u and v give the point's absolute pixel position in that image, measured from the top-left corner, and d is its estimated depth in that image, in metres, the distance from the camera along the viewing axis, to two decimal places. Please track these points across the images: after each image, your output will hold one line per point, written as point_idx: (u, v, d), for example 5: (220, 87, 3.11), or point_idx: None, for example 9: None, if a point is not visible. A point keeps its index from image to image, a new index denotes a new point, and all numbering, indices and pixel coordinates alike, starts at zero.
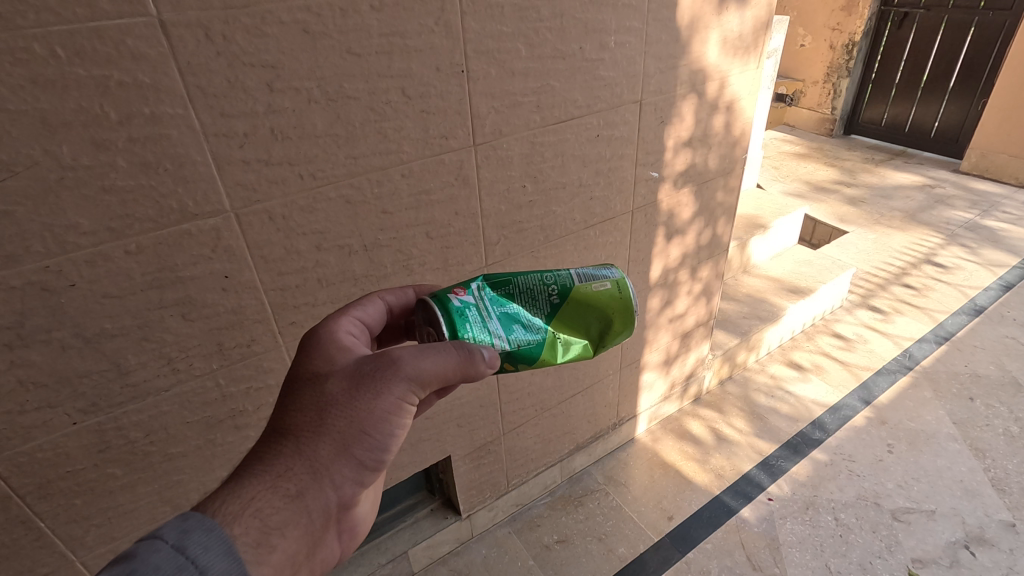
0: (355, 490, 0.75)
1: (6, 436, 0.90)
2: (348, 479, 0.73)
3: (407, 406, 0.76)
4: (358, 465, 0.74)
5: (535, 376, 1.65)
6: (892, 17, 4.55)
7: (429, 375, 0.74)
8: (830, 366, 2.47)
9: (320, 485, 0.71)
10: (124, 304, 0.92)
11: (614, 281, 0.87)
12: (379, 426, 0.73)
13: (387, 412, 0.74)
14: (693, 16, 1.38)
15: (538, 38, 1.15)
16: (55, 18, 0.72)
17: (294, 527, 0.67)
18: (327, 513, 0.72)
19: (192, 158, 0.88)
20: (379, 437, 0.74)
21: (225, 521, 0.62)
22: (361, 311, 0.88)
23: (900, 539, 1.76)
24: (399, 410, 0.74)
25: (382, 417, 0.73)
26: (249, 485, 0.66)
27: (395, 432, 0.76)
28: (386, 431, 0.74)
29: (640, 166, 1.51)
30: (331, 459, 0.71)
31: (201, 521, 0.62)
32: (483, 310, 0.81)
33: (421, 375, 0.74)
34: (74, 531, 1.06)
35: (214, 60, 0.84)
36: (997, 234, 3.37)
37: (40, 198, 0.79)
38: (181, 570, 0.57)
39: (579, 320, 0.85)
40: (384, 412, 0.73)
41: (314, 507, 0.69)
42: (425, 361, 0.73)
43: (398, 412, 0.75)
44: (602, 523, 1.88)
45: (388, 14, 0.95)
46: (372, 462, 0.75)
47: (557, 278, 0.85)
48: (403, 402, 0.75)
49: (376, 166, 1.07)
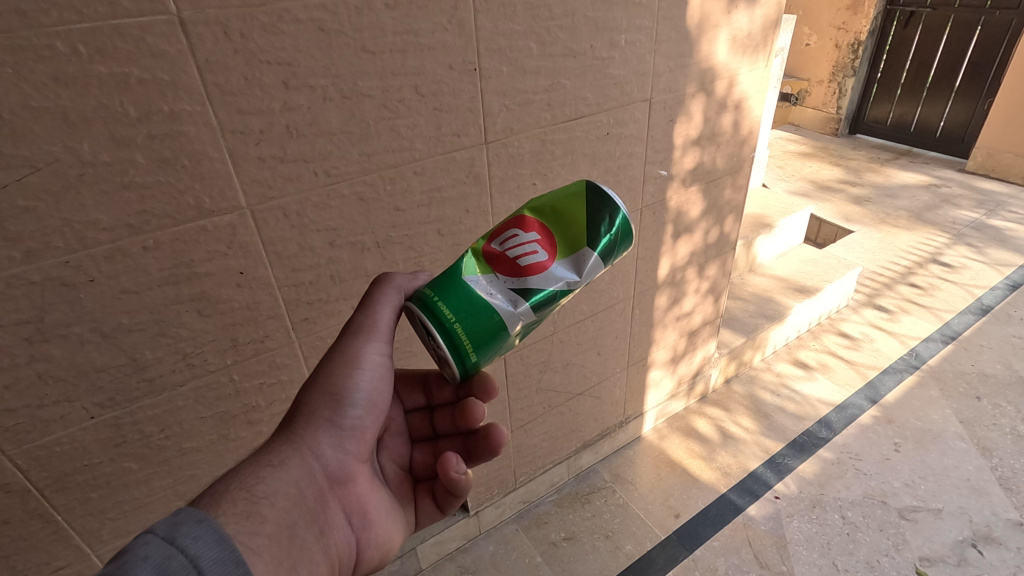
0: (340, 459, 0.78)
1: (26, 430, 0.91)
2: (329, 446, 0.77)
3: (370, 360, 0.80)
4: (336, 431, 0.78)
5: (544, 374, 1.66)
6: (898, 16, 4.53)
7: (377, 321, 0.81)
8: (835, 364, 2.48)
9: (302, 453, 0.74)
10: (141, 299, 0.93)
11: None
12: (346, 386, 0.78)
13: (349, 368, 0.79)
14: (703, 14, 1.39)
15: (550, 37, 1.15)
16: (77, 16, 0.72)
17: (281, 495, 0.70)
18: (314, 479, 0.75)
19: (210, 155, 0.89)
20: (350, 398, 0.79)
21: (211, 507, 0.64)
22: None
23: (908, 537, 1.77)
24: (360, 364, 0.79)
25: (346, 376, 0.79)
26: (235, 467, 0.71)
27: (363, 389, 0.80)
28: (352, 387, 0.79)
29: (649, 164, 1.51)
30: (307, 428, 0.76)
31: (194, 512, 0.61)
32: None
33: (366, 323, 0.81)
34: (90, 524, 1.07)
35: (232, 58, 0.84)
36: (1003, 233, 3.37)
37: (61, 194, 0.80)
38: (171, 560, 0.55)
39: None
40: (347, 369, 0.79)
41: (299, 474, 0.73)
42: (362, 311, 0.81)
43: (364, 370, 0.80)
44: (609, 520, 1.88)
45: (403, 12, 0.96)
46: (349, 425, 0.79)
47: None
48: (363, 358, 0.80)
49: (389, 164, 1.07)
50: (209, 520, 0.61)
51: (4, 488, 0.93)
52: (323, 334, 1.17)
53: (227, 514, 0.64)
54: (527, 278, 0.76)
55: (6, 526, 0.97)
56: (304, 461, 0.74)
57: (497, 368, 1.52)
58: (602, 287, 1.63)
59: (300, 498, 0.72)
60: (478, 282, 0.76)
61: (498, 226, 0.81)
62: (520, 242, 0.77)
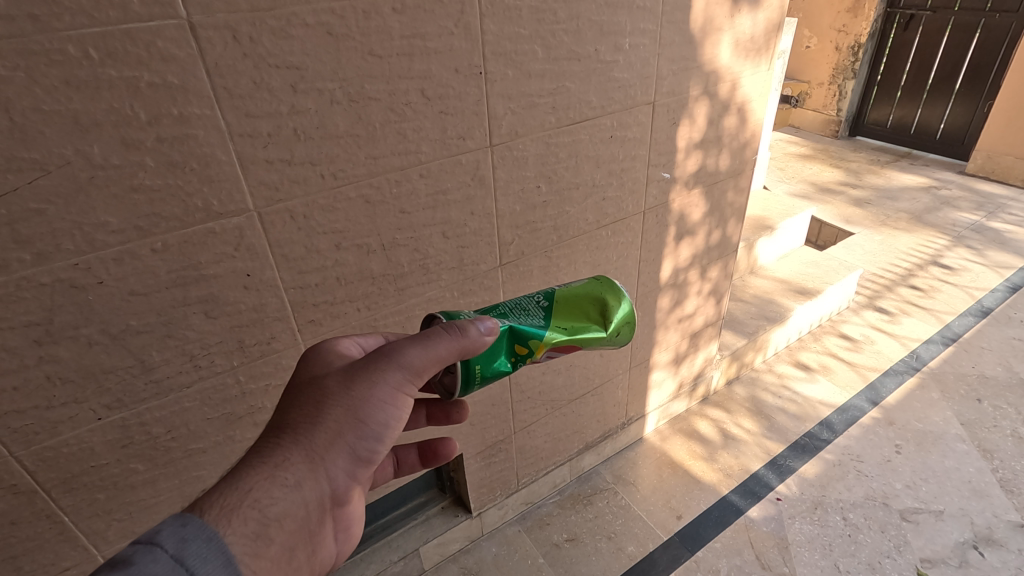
0: (348, 482, 0.77)
1: (34, 430, 0.92)
2: (342, 470, 0.75)
3: (404, 398, 0.77)
4: (352, 458, 0.76)
5: (547, 375, 1.66)
6: (898, 19, 4.55)
7: (427, 366, 0.76)
8: (836, 366, 2.48)
9: (316, 476, 0.73)
10: (149, 301, 0.93)
11: (593, 277, 0.97)
12: (374, 418, 0.76)
13: (383, 401, 0.76)
14: (706, 19, 1.39)
15: (555, 40, 1.16)
16: (89, 20, 0.73)
17: (289, 518, 0.69)
18: (319, 501, 0.74)
19: (218, 158, 0.89)
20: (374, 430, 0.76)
21: (220, 523, 0.63)
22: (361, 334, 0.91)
23: (909, 539, 1.77)
24: (392, 399, 0.76)
25: (378, 409, 0.75)
26: (247, 475, 0.68)
27: (390, 424, 0.77)
28: (380, 421, 0.76)
29: (652, 167, 1.52)
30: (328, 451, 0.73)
31: (199, 523, 0.62)
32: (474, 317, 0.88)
33: (417, 364, 0.76)
34: (97, 525, 1.07)
35: (241, 62, 0.85)
36: (1004, 235, 3.38)
37: (71, 197, 0.81)
38: None
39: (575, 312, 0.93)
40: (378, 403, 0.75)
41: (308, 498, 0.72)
42: (416, 351, 0.75)
43: (395, 409, 0.77)
44: (612, 521, 1.89)
45: (410, 16, 0.97)
46: (365, 454, 0.77)
47: (541, 290, 0.94)
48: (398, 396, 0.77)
49: (395, 167, 1.08)
50: (214, 540, 0.61)
51: (12, 489, 0.94)
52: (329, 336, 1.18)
53: (233, 532, 0.63)
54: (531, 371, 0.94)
55: (14, 526, 0.97)
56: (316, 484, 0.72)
57: None
58: None
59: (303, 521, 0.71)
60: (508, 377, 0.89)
61: (562, 342, 0.88)
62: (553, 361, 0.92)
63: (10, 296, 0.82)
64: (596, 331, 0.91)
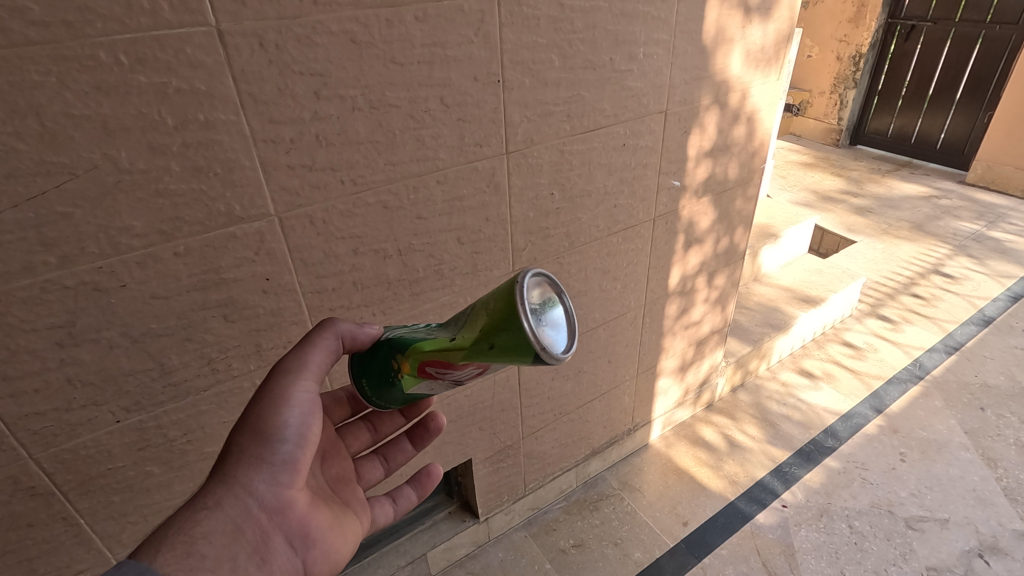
0: (280, 494, 0.77)
1: (53, 433, 0.92)
2: (264, 484, 0.76)
3: (308, 395, 0.82)
4: (276, 467, 0.77)
5: (555, 381, 1.67)
6: (899, 29, 4.59)
7: (309, 358, 0.84)
8: (840, 374, 2.49)
9: (238, 491, 0.73)
10: (170, 305, 0.94)
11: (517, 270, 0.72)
12: (279, 421, 0.78)
13: (285, 399, 0.80)
14: (718, 29, 1.41)
15: (571, 49, 1.17)
16: (120, 27, 0.74)
17: (217, 532, 0.70)
18: (253, 516, 0.73)
19: (242, 163, 0.90)
20: (281, 434, 0.78)
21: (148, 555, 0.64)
22: None
23: (915, 547, 1.78)
24: (293, 398, 0.80)
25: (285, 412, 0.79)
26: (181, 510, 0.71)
27: (303, 420, 0.80)
28: (286, 421, 0.79)
29: (663, 175, 1.53)
30: (241, 467, 0.75)
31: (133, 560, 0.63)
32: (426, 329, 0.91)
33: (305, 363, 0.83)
34: (111, 528, 1.07)
35: (266, 69, 0.86)
36: (1004, 245, 3.40)
37: (97, 200, 0.81)
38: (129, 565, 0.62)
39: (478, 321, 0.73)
40: (278, 407, 0.79)
41: (235, 514, 0.72)
42: (304, 355, 0.84)
43: (301, 408, 0.80)
44: (618, 527, 1.89)
45: (431, 25, 0.98)
46: (287, 461, 0.78)
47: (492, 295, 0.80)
48: (298, 394, 0.81)
49: (413, 173, 1.09)
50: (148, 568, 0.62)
51: (30, 491, 0.94)
52: None
53: (164, 558, 0.64)
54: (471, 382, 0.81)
55: (30, 529, 0.97)
56: (239, 500, 0.73)
57: (511, 375, 1.53)
58: (614, 295, 1.65)
59: (238, 536, 0.71)
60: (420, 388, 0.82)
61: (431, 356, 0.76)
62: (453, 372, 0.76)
63: (34, 299, 0.82)
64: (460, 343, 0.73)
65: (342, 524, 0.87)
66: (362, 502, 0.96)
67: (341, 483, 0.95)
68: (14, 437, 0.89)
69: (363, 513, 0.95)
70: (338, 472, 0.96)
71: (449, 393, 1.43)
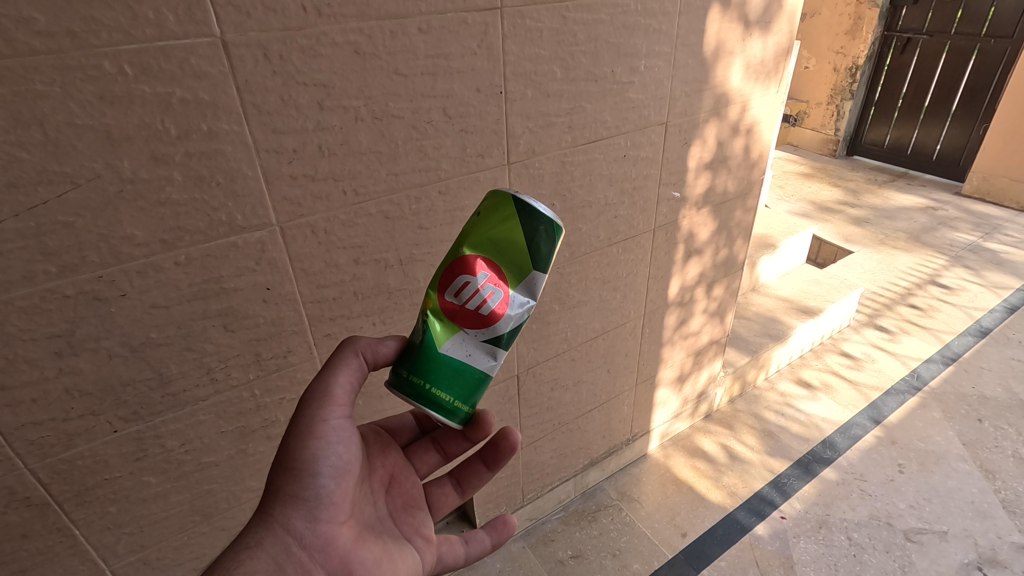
0: (318, 531, 0.76)
1: (51, 442, 0.91)
2: (301, 521, 0.75)
3: (334, 426, 0.79)
4: (308, 503, 0.76)
5: (555, 391, 1.66)
6: (895, 42, 4.63)
7: (335, 385, 0.79)
8: (839, 385, 2.49)
9: (275, 531, 0.74)
10: (170, 314, 0.93)
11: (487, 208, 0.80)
12: (310, 456, 0.77)
13: (309, 434, 0.77)
14: (719, 42, 1.42)
15: (574, 62, 1.18)
16: (125, 38, 0.74)
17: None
18: (291, 557, 0.73)
19: (244, 173, 0.90)
20: (314, 469, 0.77)
21: None
22: None
23: (914, 559, 1.77)
24: (323, 432, 0.78)
25: (310, 448, 0.77)
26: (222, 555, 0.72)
27: (327, 454, 0.78)
28: (312, 456, 0.77)
29: (663, 186, 1.54)
30: (277, 506, 0.75)
31: None
32: None
33: (328, 390, 0.79)
34: (106, 539, 1.05)
35: (270, 79, 0.86)
36: (1000, 256, 3.42)
37: (98, 210, 0.81)
38: None
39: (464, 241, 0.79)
40: (308, 441, 0.77)
41: (275, 554, 0.72)
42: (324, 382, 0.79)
43: (332, 440, 0.78)
44: (616, 538, 1.88)
45: (434, 36, 0.98)
46: (319, 496, 0.77)
47: None
48: (328, 426, 0.78)
49: (415, 183, 1.09)
50: None
51: (25, 501, 0.93)
52: None
53: None
54: (495, 325, 0.76)
55: (24, 540, 0.96)
56: (278, 539, 0.73)
57: (510, 385, 1.53)
58: (614, 305, 1.64)
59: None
60: (454, 346, 0.76)
61: (442, 275, 0.76)
62: (474, 290, 0.75)
63: (34, 308, 0.82)
64: (465, 235, 0.76)
65: (396, 558, 0.84)
66: (426, 535, 0.92)
67: (408, 512, 0.92)
68: (10, 447, 0.88)
69: (428, 547, 0.91)
70: (404, 499, 0.93)
71: None
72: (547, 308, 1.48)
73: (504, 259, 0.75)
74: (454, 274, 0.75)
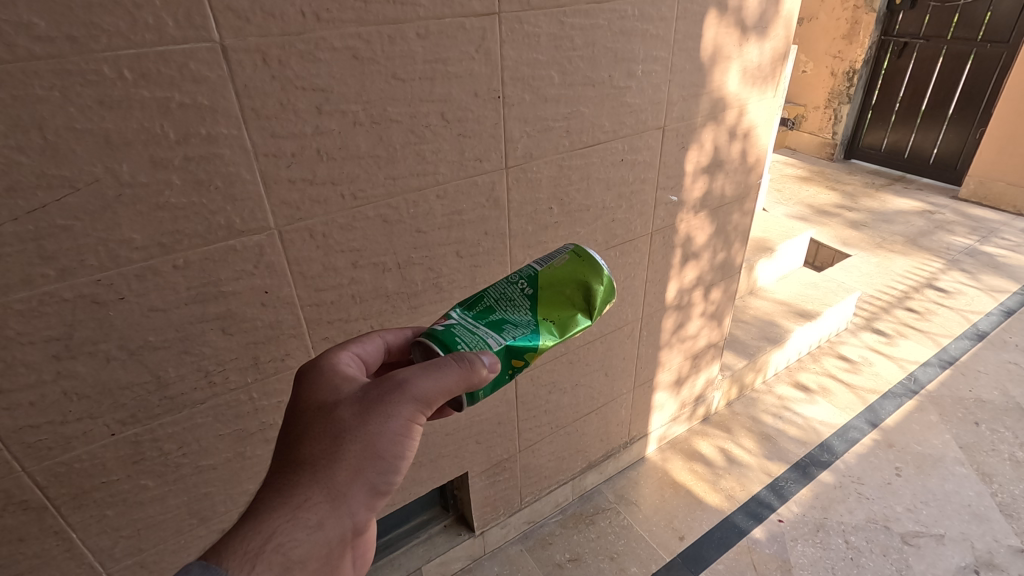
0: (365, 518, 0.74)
1: (48, 446, 0.91)
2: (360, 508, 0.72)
3: (417, 427, 0.74)
4: (371, 492, 0.72)
5: (552, 394, 1.67)
6: (892, 46, 4.65)
7: (438, 393, 0.72)
8: (836, 388, 2.50)
9: (337, 513, 0.69)
10: (168, 317, 0.93)
11: (570, 252, 0.88)
12: (391, 450, 0.72)
13: (398, 434, 0.72)
14: (716, 47, 1.43)
15: (571, 66, 1.18)
16: (125, 42, 0.74)
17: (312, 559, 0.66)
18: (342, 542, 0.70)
19: (243, 177, 0.90)
20: (391, 465, 0.73)
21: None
22: (360, 346, 0.84)
23: (911, 563, 1.78)
24: (407, 432, 0.73)
25: (395, 443, 0.72)
26: (271, 521, 0.64)
27: (404, 454, 0.73)
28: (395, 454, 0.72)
29: (660, 190, 1.54)
30: (347, 488, 0.69)
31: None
32: (466, 323, 0.81)
33: (429, 394, 0.72)
34: (103, 542, 1.05)
35: (269, 84, 0.86)
36: (996, 260, 3.43)
37: (97, 213, 0.81)
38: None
39: (566, 295, 0.84)
40: (395, 437, 0.72)
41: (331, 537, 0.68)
42: (428, 382, 0.72)
43: (411, 441, 0.74)
44: (614, 541, 1.88)
45: (433, 42, 0.99)
46: (382, 487, 0.73)
47: (522, 274, 0.86)
48: (414, 427, 0.73)
49: (413, 187, 1.09)
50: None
51: (22, 504, 0.93)
52: None
53: None
54: None
55: (21, 543, 0.96)
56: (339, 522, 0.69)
57: (508, 388, 1.53)
58: (612, 308, 1.65)
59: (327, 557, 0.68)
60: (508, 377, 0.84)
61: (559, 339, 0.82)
62: None
63: (32, 311, 0.82)
64: (587, 315, 0.83)
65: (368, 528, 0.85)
66: None
67: None
68: (7, 450, 0.88)
69: None
70: None
71: None
72: None
73: None
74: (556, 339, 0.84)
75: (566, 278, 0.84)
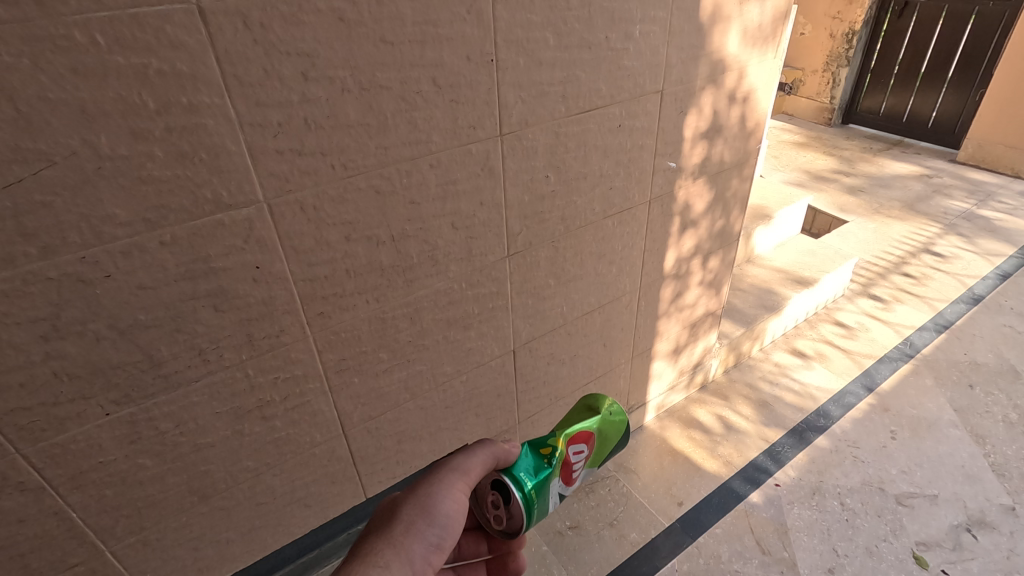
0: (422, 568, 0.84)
1: (42, 427, 0.90)
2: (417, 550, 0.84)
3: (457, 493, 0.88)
4: (425, 545, 0.84)
5: (552, 365, 1.66)
6: (893, 6, 4.54)
7: (469, 461, 0.89)
8: (832, 354, 2.51)
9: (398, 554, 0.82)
10: (158, 295, 0.91)
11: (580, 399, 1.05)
12: (437, 508, 0.86)
13: (438, 494, 0.87)
14: (716, 7, 1.38)
15: (567, 28, 1.14)
16: (96, 6, 0.70)
17: None
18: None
19: (228, 148, 0.87)
20: (436, 517, 0.86)
21: None
22: None
23: (905, 523, 1.81)
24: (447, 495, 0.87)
25: (436, 497, 0.87)
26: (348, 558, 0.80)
27: (449, 513, 0.87)
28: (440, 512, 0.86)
29: (659, 157, 1.51)
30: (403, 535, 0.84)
31: None
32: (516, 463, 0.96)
33: (462, 463, 0.89)
34: (104, 522, 1.05)
35: (251, 49, 0.82)
36: (993, 223, 3.43)
37: (77, 188, 0.78)
38: None
39: (570, 415, 1.01)
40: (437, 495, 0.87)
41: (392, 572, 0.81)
42: (463, 455, 0.90)
43: (450, 502, 0.87)
44: (614, 508, 1.90)
45: (422, 2, 0.94)
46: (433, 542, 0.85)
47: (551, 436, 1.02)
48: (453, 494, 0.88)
49: (405, 157, 1.06)
50: None
51: (19, 486, 0.92)
52: (337, 329, 1.15)
53: None
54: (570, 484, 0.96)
55: (21, 524, 0.95)
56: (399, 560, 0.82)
57: (507, 360, 1.53)
58: (610, 279, 1.63)
59: None
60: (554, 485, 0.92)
61: (575, 431, 0.95)
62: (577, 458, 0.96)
63: (16, 291, 0.79)
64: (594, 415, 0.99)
65: None
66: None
67: None
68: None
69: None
70: None
71: (446, 378, 1.42)
72: (543, 283, 1.46)
73: (599, 444, 1.00)
74: (582, 438, 0.96)
75: (571, 411, 1.02)
